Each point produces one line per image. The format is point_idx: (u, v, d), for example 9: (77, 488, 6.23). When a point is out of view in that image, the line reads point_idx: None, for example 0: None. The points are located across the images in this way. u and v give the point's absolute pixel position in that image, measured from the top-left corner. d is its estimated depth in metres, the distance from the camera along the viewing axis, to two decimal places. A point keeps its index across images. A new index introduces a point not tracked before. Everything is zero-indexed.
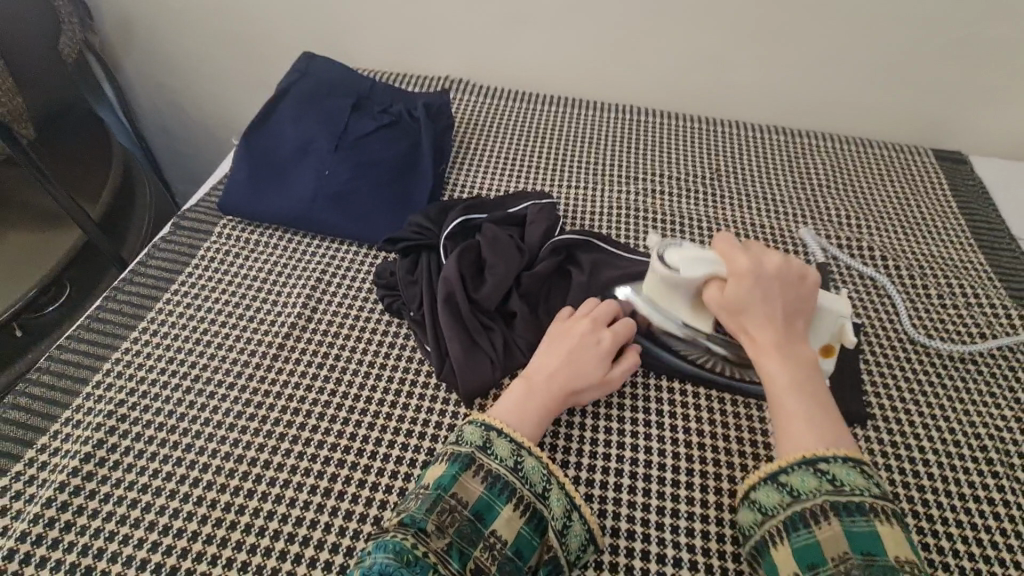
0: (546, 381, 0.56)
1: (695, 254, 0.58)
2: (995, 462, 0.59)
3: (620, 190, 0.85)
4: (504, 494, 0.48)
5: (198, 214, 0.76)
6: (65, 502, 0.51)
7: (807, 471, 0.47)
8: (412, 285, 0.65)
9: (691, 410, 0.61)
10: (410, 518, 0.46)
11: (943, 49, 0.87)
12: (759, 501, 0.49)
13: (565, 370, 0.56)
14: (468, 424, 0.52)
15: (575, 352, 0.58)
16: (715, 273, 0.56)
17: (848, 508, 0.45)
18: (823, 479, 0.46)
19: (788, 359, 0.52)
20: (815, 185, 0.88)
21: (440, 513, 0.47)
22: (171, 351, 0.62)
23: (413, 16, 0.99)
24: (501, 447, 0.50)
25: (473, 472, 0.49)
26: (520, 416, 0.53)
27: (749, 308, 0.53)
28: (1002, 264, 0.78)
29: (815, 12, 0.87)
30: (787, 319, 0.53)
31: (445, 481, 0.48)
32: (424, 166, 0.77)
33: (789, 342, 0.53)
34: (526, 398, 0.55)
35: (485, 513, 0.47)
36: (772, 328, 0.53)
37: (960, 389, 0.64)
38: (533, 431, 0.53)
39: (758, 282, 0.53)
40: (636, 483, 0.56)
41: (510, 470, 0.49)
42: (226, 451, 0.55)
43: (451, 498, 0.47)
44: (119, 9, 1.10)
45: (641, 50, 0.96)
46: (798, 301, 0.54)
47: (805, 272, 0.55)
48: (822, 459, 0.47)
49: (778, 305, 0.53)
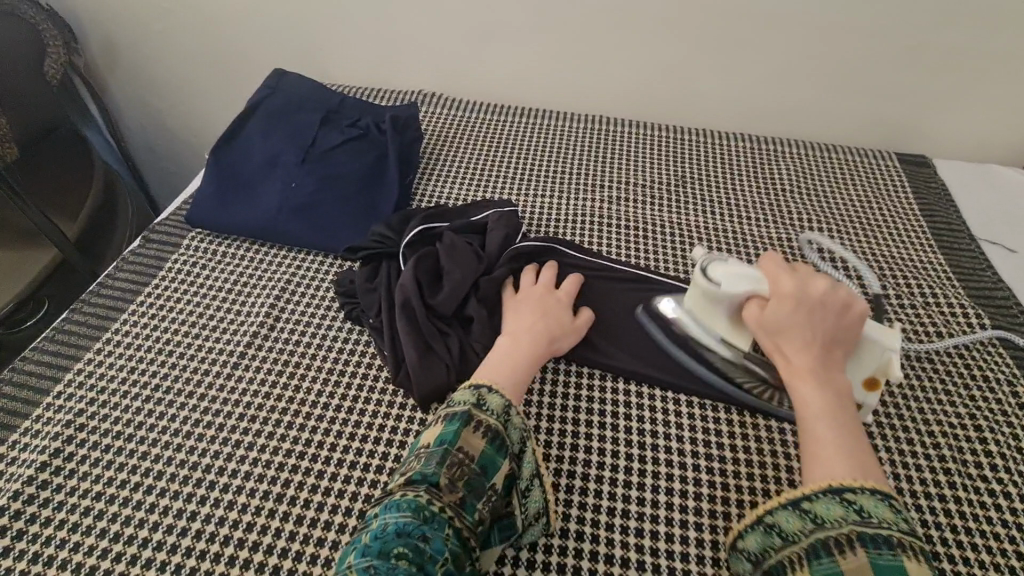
0: (529, 333, 0.60)
1: (740, 271, 0.60)
2: (948, 459, 0.59)
3: (586, 198, 0.86)
4: (501, 447, 0.50)
5: (167, 227, 0.78)
6: (18, 511, 0.52)
7: (833, 498, 0.46)
8: (370, 292, 0.66)
9: (644, 410, 0.62)
10: (420, 475, 0.47)
11: (901, 55, 0.89)
12: (777, 525, 0.47)
13: (543, 321, 0.62)
14: (461, 388, 0.54)
15: (544, 307, 0.64)
16: (756, 291, 0.59)
17: (874, 539, 0.43)
18: (849, 508, 0.45)
19: (821, 386, 0.53)
20: (780, 190, 0.90)
21: (450, 467, 0.48)
22: (132, 361, 0.63)
23: (385, 33, 1.02)
24: (494, 403, 0.52)
25: (473, 428, 0.50)
26: (509, 373, 0.57)
27: (788, 330, 0.55)
28: (962, 264, 0.79)
29: (774, 22, 0.89)
30: (826, 347, 0.55)
31: (447, 437, 0.49)
32: (390, 177, 0.79)
33: (825, 370, 0.54)
34: (513, 347, 0.59)
35: (489, 466, 0.49)
36: (809, 353, 0.54)
37: (916, 388, 0.65)
38: (518, 385, 0.56)
39: (800, 305, 0.56)
40: (587, 484, 0.57)
41: (504, 426, 0.51)
42: (181, 459, 0.56)
43: (458, 452, 0.48)
44: (101, 31, 1.13)
45: (607, 62, 0.98)
46: (840, 330, 0.55)
47: (852, 301, 0.56)
48: (848, 489, 0.46)
49: (818, 332, 0.55)
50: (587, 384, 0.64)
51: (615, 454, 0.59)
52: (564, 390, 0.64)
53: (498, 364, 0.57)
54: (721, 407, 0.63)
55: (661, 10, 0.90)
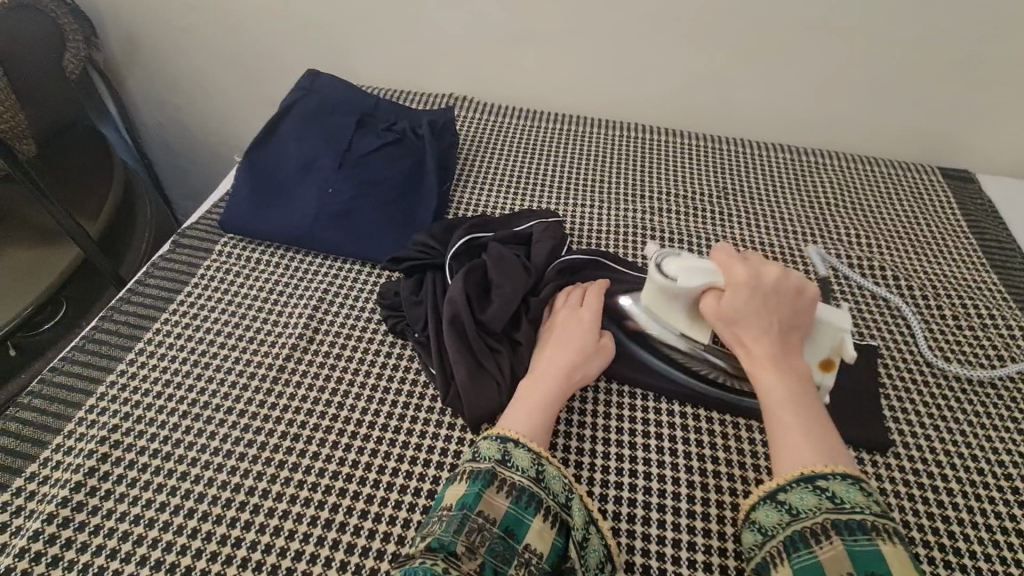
0: (547, 371, 0.56)
1: (694, 264, 0.57)
2: (1021, 491, 0.57)
3: (626, 208, 0.84)
4: (532, 506, 0.47)
5: (199, 232, 0.75)
6: (53, 535, 0.49)
7: (806, 488, 0.46)
8: (416, 305, 0.64)
9: (704, 435, 0.59)
10: (438, 543, 0.43)
11: (952, 68, 0.87)
12: (759, 522, 0.48)
13: (562, 355, 0.57)
14: (484, 439, 0.51)
15: (562, 338, 0.59)
16: (713, 283, 0.56)
17: (848, 525, 0.43)
18: (822, 496, 0.45)
19: (782, 374, 0.53)
20: (824, 204, 0.87)
21: (469, 533, 0.44)
22: (168, 374, 0.60)
23: (417, 34, 0.99)
24: (519, 458, 0.49)
25: (496, 487, 0.47)
26: (528, 421, 0.52)
27: (745, 319, 0.54)
28: (1016, 284, 0.77)
29: (822, 31, 0.86)
30: (782, 333, 0.54)
31: (469, 499, 0.46)
32: (429, 184, 0.76)
33: (785, 357, 0.53)
34: (532, 389, 0.55)
35: (516, 529, 0.45)
36: (767, 341, 0.54)
37: (981, 415, 0.62)
38: (541, 435, 0.52)
39: (755, 292, 0.54)
40: (650, 514, 0.53)
41: (532, 481, 0.48)
42: (223, 480, 0.53)
43: (478, 516, 0.45)
44: (123, 27, 1.10)
45: (646, 68, 0.95)
46: (793, 316, 0.55)
47: (803, 286, 0.55)
48: (820, 476, 0.46)
49: (774, 320, 0.54)
50: (641, 405, 0.61)
51: (677, 482, 0.56)
52: (618, 411, 0.61)
53: (519, 408, 0.53)
54: None
55: (705, 16, 0.88)
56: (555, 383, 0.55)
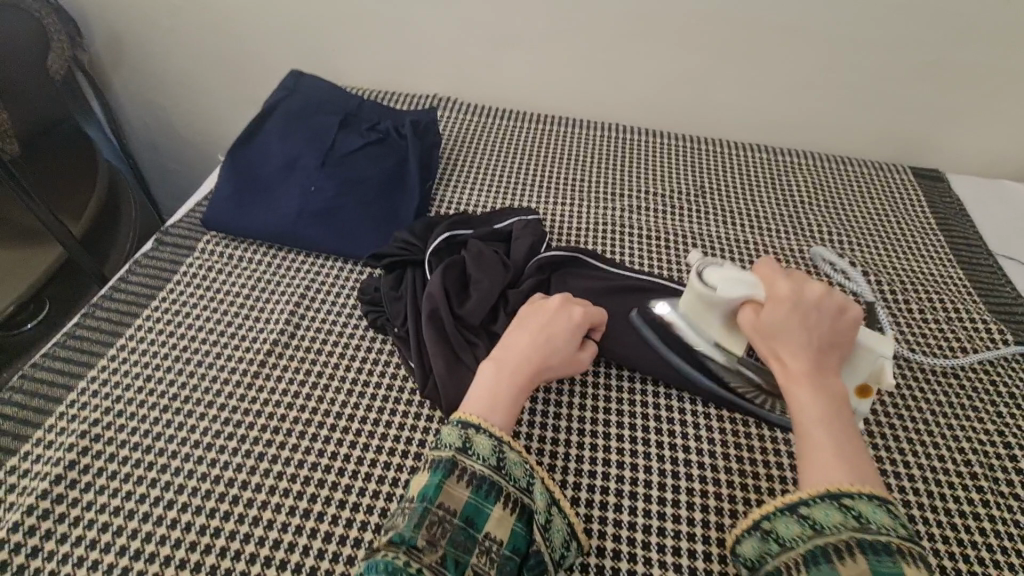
0: (519, 357, 0.55)
1: (736, 276, 0.57)
2: (980, 477, 0.59)
3: (607, 206, 0.85)
4: (491, 494, 0.47)
5: (183, 230, 0.76)
6: (33, 527, 0.50)
7: (830, 505, 0.44)
8: (396, 301, 0.65)
9: (677, 425, 0.61)
10: (399, 537, 0.44)
11: (920, 71, 0.90)
12: (776, 530, 0.47)
13: (537, 344, 0.56)
14: (447, 425, 0.51)
15: (546, 329, 0.58)
16: (753, 295, 0.55)
17: (873, 546, 0.41)
18: (847, 514, 0.43)
19: (820, 389, 0.50)
20: (799, 202, 0.90)
21: (430, 526, 0.45)
22: (149, 369, 0.61)
23: (402, 36, 1.00)
24: (480, 446, 0.49)
25: (457, 477, 0.47)
26: (493, 399, 0.52)
27: (785, 331, 0.52)
28: (982, 279, 0.80)
29: (796, 35, 0.89)
30: (823, 347, 0.52)
31: (429, 491, 0.47)
32: (411, 182, 0.77)
33: (824, 373, 0.51)
34: (498, 374, 0.54)
35: (475, 518, 0.46)
36: (807, 355, 0.51)
37: (943, 404, 0.65)
38: (502, 414, 0.52)
39: (796, 307, 0.53)
40: (622, 501, 0.55)
41: (493, 469, 0.48)
42: (203, 472, 0.54)
43: (439, 509, 0.46)
44: (108, 28, 1.10)
45: (627, 69, 0.97)
46: (835, 330, 0.52)
47: (847, 305, 0.53)
48: (846, 495, 0.44)
49: (814, 336, 0.52)
50: (617, 397, 0.63)
51: (648, 471, 0.57)
52: (594, 403, 0.63)
53: (487, 389, 0.53)
54: (753, 423, 0.62)
55: (682, 19, 0.90)
56: (526, 372, 0.54)
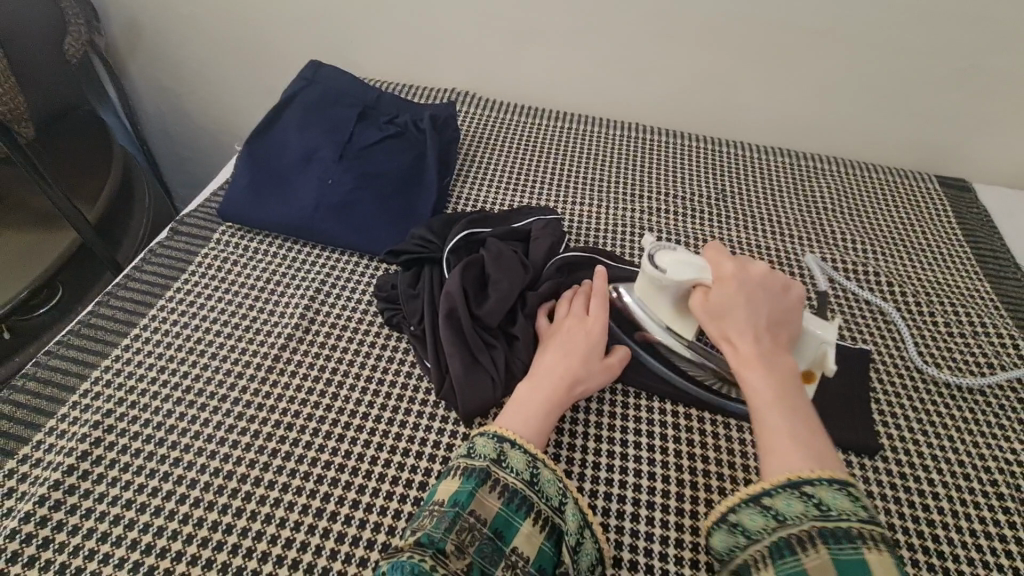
0: (545, 376, 0.56)
1: (687, 259, 0.56)
2: (1005, 497, 0.58)
3: (626, 208, 0.84)
4: (522, 509, 0.47)
5: (198, 220, 0.75)
6: (44, 518, 0.49)
7: (792, 493, 0.43)
8: (412, 299, 0.64)
9: (696, 435, 0.60)
10: (428, 539, 0.44)
11: (953, 77, 0.87)
12: (743, 524, 0.45)
13: (564, 363, 0.56)
14: (481, 435, 0.51)
15: (566, 346, 0.57)
16: (702, 278, 0.55)
17: (834, 534, 0.40)
18: (809, 502, 0.42)
19: (771, 373, 0.49)
20: (821, 209, 0.88)
21: (459, 532, 0.45)
22: (163, 360, 0.60)
23: (423, 28, 0.99)
24: (515, 459, 0.49)
25: (490, 487, 0.48)
26: (521, 421, 0.52)
27: (731, 311, 0.52)
28: (1009, 293, 0.78)
29: (827, 37, 0.86)
30: (771, 328, 0.52)
31: (461, 497, 0.47)
32: (429, 177, 0.76)
33: (773, 355, 0.50)
34: (530, 393, 0.54)
35: (505, 531, 0.46)
36: (754, 336, 0.51)
37: (968, 421, 0.63)
38: (535, 434, 0.52)
39: (742, 288, 0.52)
40: (639, 511, 0.54)
41: (526, 484, 0.48)
42: (215, 466, 0.53)
43: (470, 516, 0.46)
44: (126, 13, 1.09)
45: (649, 68, 0.95)
46: (782, 311, 0.53)
47: (788, 285, 0.54)
48: (808, 481, 0.43)
49: (762, 315, 0.51)
50: (634, 404, 0.62)
51: (666, 481, 0.56)
52: (612, 410, 0.62)
53: (514, 410, 0.53)
54: None
55: (711, 18, 0.88)
56: (556, 392, 0.54)
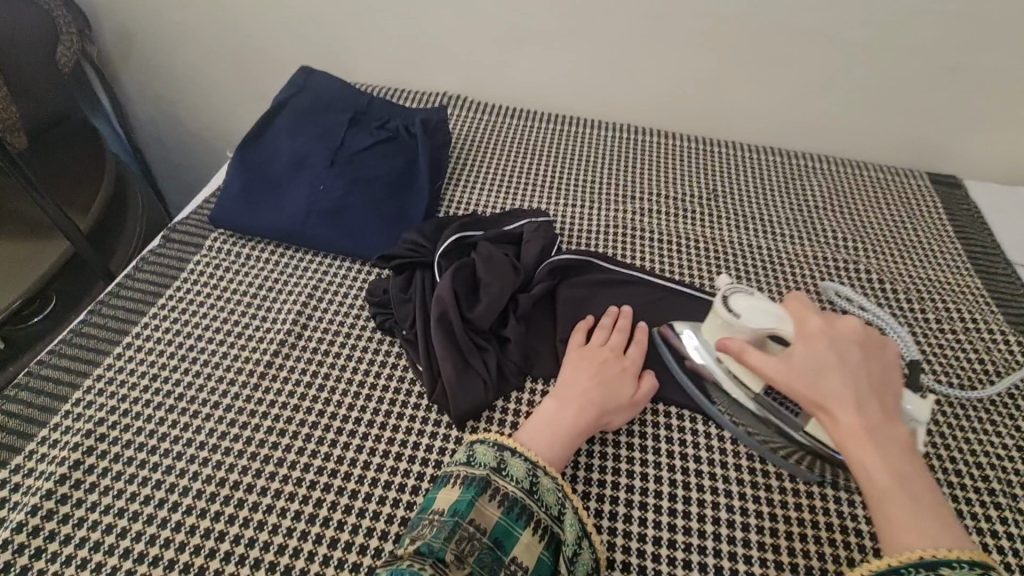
0: (579, 397, 0.56)
1: (763, 306, 0.55)
2: (997, 493, 0.58)
3: (618, 209, 0.84)
4: (522, 519, 0.48)
5: (190, 227, 0.75)
6: (37, 527, 0.49)
7: (926, 575, 0.42)
8: (404, 303, 0.64)
9: (688, 436, 0.59)
10: (428, 548, 0.44)
11: (941, 75, 0.88)
12: None
13: (597, 388, 0.57)
14: (482, 444, 0.52)
15: (601, 374, 0.58)
16: (778, 330, 0.53)
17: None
18: (939, 572, 0.42)
19: (881, 446, 0.47)
20: (815, 207, 0.88)
21: (459, 541, 0.45)
22: (155, 368, 0.60)
23: (414, 33, 0.99)
24: (515, 467, 0.50)
25: (489, 496, 0.48)
26: (549, 441, 0.53)
27: (823, 373, 0.50)
28: (999, 289, 0.78)
29: (816, 37, 0.87)
30: (872, 393, 0.49)
31: (461, 506, 0.47)
32: (421, 182, 0.76)
33: (880, 425, 0.48)
34: (561, 411, 0.55)
35: (505, 540, 0.46)
36: (855, 404, 0.48)
37: (961, 417, 0.63)
38: (558, 456, 0.52)
39: (832, 345, 0.51)
40: (632, 512, 0.54)
41: (526, 492, 0.49)
42: (207, 474, 0.53)
43: (470, 525, 0.46)
44: (117, 22, 1.10)
45: (640, 70, 0.96)
46: (880, 372, 0.51)
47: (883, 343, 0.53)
48: (946, 564, 0.42)
49: (860, 378, 0.50)
50: None
51: (658, 481, 0.56)
52: None
53: (541, 430, 0.54)
54: None
55: (701, 19, 0.88)
56: (586, 418, 0.55)
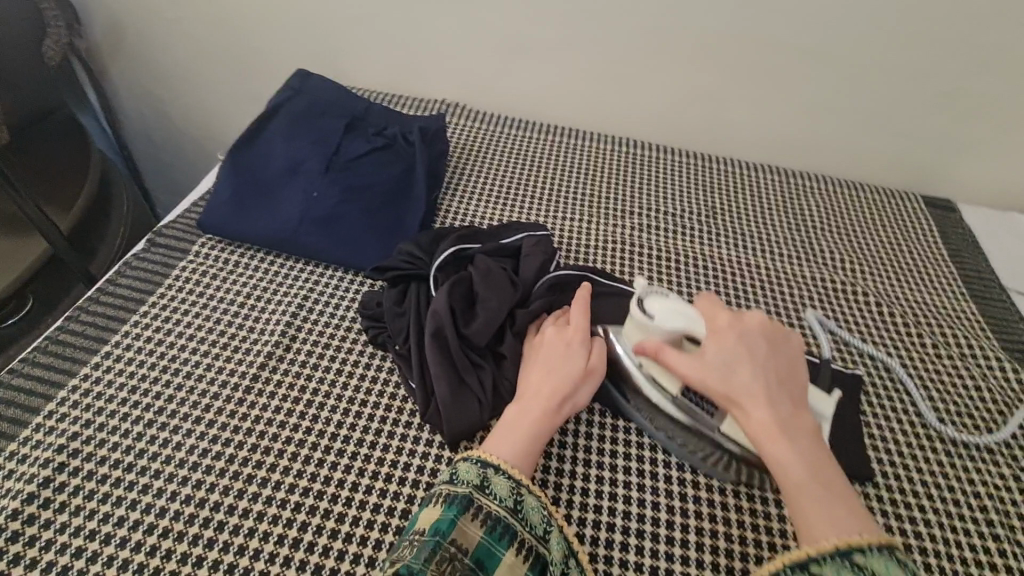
0: (533, 394, 0.55)
1: (675, 308, 0.56)
2: (995, 524, 0.57)
3: (615, 224, 0.83)
4: (504, 537, 0.46)
5: (178, 230, 0.73)
6: (1, 549, 0.46)
7: (842, 563, 0.41)
8: (398, 317, 0.62)
9: (686, 461, 0.58)
10: (407, 570, 0.42)
11: (941, 98, 0.88)
12: None
13: (547, 379, 0.55)
14: (465, 461, 0.50)
15: (548, 360, 0.57)
16: (691, 330, 0.54)
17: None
18: (861, 575, 0.40)
19: (791, 440, 0.48)
20: (811, 228, 0.88)
21: (440, 562, 0.43)
22: (135, 379, 0.58)
23: (414, 40, 0.98)
24: (500, 486, 0.48)
25: (472, 515, 0.46)
26: (508, 445, 0.51)
27: (733, 368, 0.51)
28: (995, 315, 0.78)
29: (819, 56, 0.87)
30: (782, 389, 0.51)
31: (443, 525, 0.45)
32: (417, 191, 0.74)
33: (789, 419, 0.49)
34: (516, 415, 0.54)
35: (487, 561, 0.45)
36: (764, 397, 0.50)
37: (959, 445, 0.63)
38: (523, 458, 0.51)
39: (740, 336, 0.53)
40: (629, 539, 0.52)
41: (510, 512, 0.47)
42: (187, 493, 0.51)
43: (452, 545, 0.44)
44: (108, 16, 1.07)
45: (643, 83, 0.95)
46: (785, 364, 0.54)
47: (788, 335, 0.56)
48: (856, 550, 0.42)
49: (765, 371, 0.52)
50: (624, 427, 0.61)
51: (656, 508, 0.55)
52: (602, 435, 0.60)
53: (500, 437, 0.52)
54: None
55: (704, 35, 0.88)
56: (539, 409, 0.53)
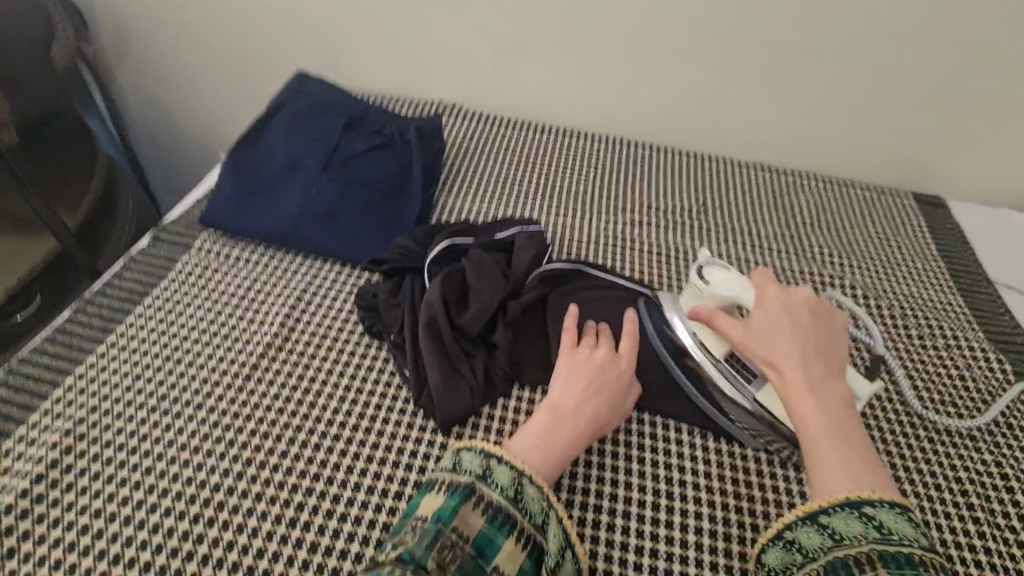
0: (577, 411, 0.55)
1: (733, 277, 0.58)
2: (976, 507, 0.58)
3: (608, 220, 0.85)
4: (507, 528, 0.47)
5: (181, 227, 0.75)
6: (10, 527, 0.48)
7: (852, 514, 0.43)
8: (394, 308, 0.64)
9: (672, 445, 0.60)
10: (409, 555, 0.43)
11: (928, 96, 0.90)
12: (799, 541, 0.45)
13: (592, 399, 0.56)
14: (468, 452, 0.51)
15: (598, 379, 0.57)
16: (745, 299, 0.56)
17: (894, 558, 0.40)
18: (868, 524, 0.42)
19: (824, 401, 0.48)
20: (802, 224, 0.89)
21: (441, 549, 0.44)
22: (138, 367, 0.60)
23: (412, 42, 1.00)
24: (501, 475, 0.49)
25: (474, 504, 0.47)
26: (542, 455, 0.52)
27: (774, 335, 0.51)
28: (981, 307, 0.80)
29: (808, 56, 0.89)
30: (819, 355, 0.50)
31: (444, 513, 0.47)
32: (414, 188, 0.76)
33: (822, 384, 0.49)
34: (556, 426, 0.54)
35: (487, 549, 0.46)
36: (801, 360, 0.49)
37: (942, 432, 0.64)
38: (550, 470, 0.52)
39: (785, 308, 0.52)
40: (615, 521, 0.54)
41: (510, 501, 0.48)
42: (188, 475, 0.52)
43: (452, 533, 0.46)
44: (116, 22, 1.10)
45: (636, 84, 0.97)
46: (827, 337, 0.52)
47: (835, 312, 0.54)
48: (867, 503, 0.43)
49: (806, 339, 0.51)
50: None
51: (643, 491, 0.56)
52: None
53: (535, 443, 0.53)
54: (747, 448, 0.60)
55: (697, 36, 0.90)
56: (580, 430, 0.55)
